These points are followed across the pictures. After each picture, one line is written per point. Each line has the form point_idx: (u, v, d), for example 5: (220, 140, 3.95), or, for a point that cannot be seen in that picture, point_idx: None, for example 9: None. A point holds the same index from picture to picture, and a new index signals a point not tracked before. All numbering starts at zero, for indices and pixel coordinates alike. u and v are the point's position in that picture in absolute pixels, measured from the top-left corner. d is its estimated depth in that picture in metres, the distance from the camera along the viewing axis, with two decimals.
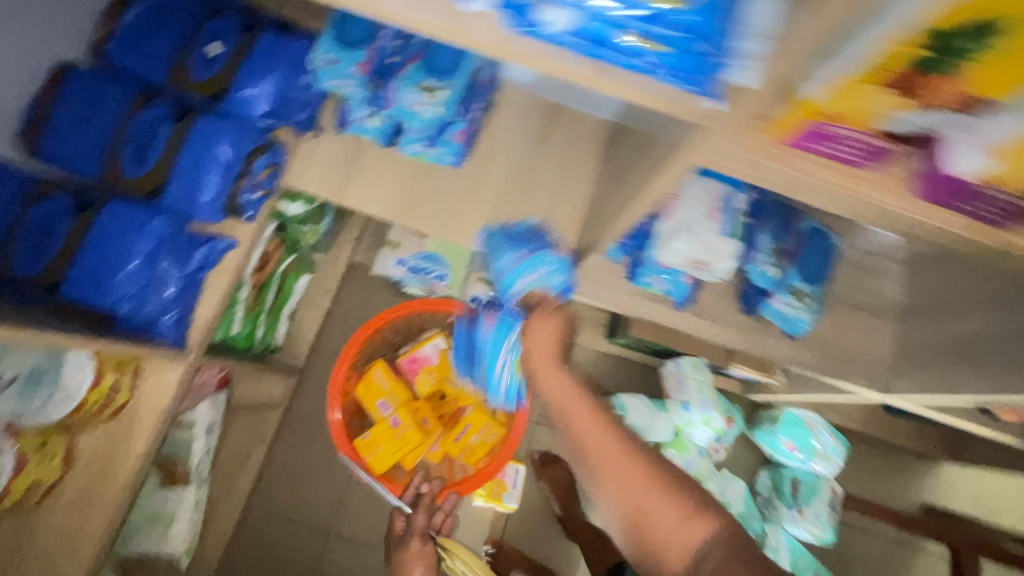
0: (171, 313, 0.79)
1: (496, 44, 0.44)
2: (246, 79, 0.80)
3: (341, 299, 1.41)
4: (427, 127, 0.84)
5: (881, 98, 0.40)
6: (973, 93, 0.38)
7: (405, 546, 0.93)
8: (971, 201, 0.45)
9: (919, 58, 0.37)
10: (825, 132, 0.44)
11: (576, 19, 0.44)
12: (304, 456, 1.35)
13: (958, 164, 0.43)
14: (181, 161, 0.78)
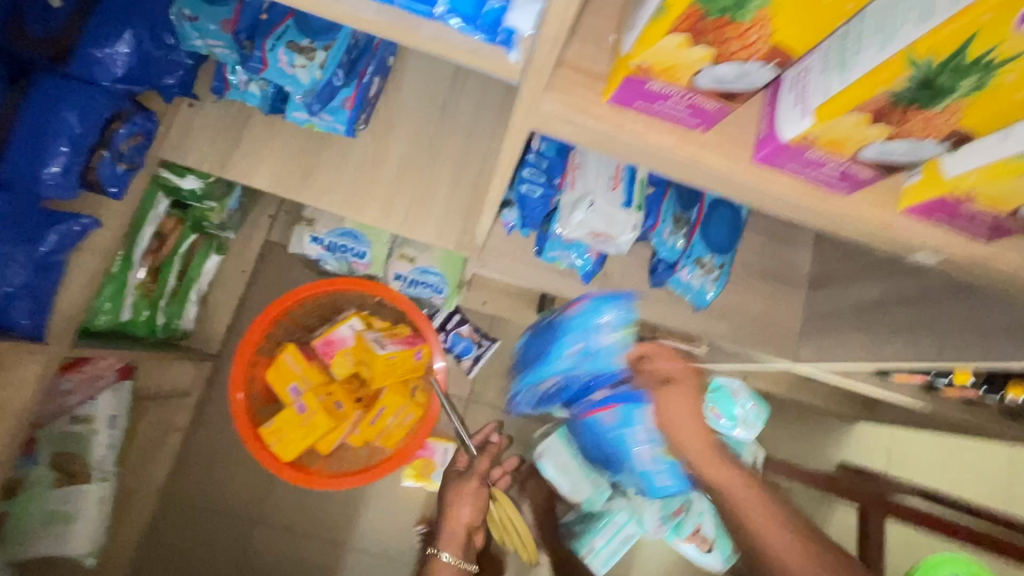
0: (21, 302, 0.67)
1: None
2: (100, 38, 0.67)
3: (258, 281, 1.30)
4: (307, 92, 0.74)
5: (689, 52, 0.33)
6: (782, 47, 0.32)
7: (463, 484, 1.07)
8: (806, 165, 0.40)
9: (703, 1, 0.29)
10: (648, 91, 0.37)
11: None
12: (217, 453, 1.24)
13: (787, 129, 0.37)
14: (20, 131, 0.65)
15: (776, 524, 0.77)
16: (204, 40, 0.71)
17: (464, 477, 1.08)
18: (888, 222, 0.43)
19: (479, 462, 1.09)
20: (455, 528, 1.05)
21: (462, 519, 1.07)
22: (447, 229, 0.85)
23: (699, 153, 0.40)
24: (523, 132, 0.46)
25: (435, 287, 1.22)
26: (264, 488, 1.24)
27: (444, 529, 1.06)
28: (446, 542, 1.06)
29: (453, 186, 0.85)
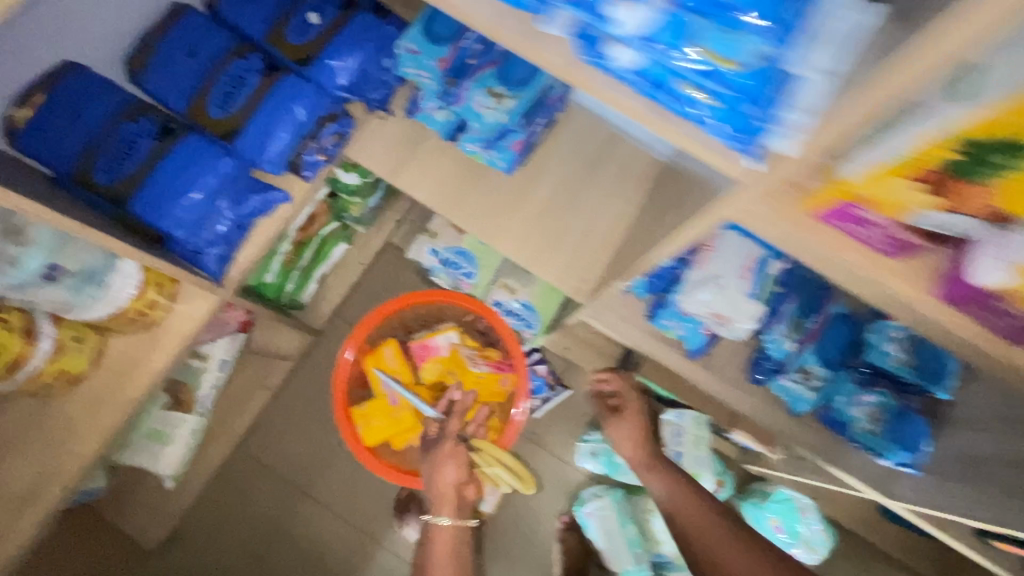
0: (216, 248, 0.79)
1: (562, 71, 0.42)
2: (337, 50, 0.80)
3: (371, 274, 1.41)
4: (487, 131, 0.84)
5: (909, 192, 0.39)
6: (1001, 208, 0.37)
7: (438, 447, 0.98)
8: (987, 311, 0.43)
9: (951, 157, 0.35)
10: (856, 214, 0.43)
11: (644, 60, 0.39)
12: (292, 419, 1.33)
13: (981, 277, 0.40)
14: (259, 113, 0.78)
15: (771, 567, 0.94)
16: (412, 71, 0.81)
17: (439, 439, 0.99)
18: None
19: (450, 422, 1.01)
20: (442, 496, 0.93)
21: (450, 480, 0.94)
22: (571, 272, 0.92)
23: (881, 274, 0.44)
24: (707, 213, 0.51)
25: (525, 321, 1.29)
26: (322, 463, 1.32)
27: (432, 496, 0.94)
28: (440, 505, 0.93)
29: (584, 237, 0.92)
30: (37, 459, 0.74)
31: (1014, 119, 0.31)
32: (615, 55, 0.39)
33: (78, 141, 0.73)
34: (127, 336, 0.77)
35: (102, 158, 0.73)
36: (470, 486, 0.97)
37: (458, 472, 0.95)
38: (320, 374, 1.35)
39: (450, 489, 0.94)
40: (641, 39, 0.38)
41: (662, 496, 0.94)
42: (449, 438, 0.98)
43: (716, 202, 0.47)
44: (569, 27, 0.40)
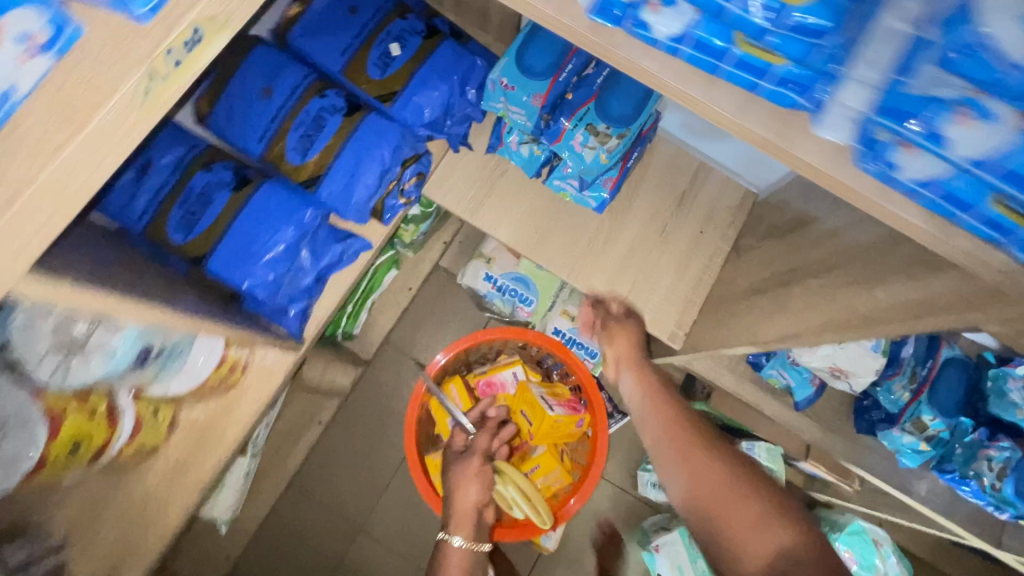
0: (297, 304, 0.73)
1: (815, 174, 0.33)
2: (421, 82, 0.73)
3: (419, 299, 1.35)
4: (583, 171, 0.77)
5: None
6: None
7: (465, 462, 0.88)
8: None
9: None
10: None
11: (950, 176, 0.29)
12: (343, 453, 1.28)
13: None
14: (342, 158, 0.71)
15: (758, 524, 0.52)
16: (502, 108, 0.75)
17: (466, 453, 0.89)
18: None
19: (479, 437, 0.92)
20: (460, 521, 0.81)
21: (471, 500, 0.83)
22: (663, 315, 0.86)
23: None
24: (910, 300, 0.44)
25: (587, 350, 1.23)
26: (375, 497, 1.27)
27: (449, 513, 0.82)
28: (457, 525, 0.81)
29: (677, 277, 0.86)
30: (111, 544, 0.67)
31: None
32: (922, 171, 0.29)
33: (149, 194, 0.67)
34: (203, 403, 0.71)
35: (178, 213, 0.67)
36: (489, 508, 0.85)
37: (482, 492, 0.85)
38: (371, 405, 1.30)
39: (471, 509, 0.82)
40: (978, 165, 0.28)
41: (679, 491, 0.59)
42: (477, 452, 0.88)
43: (940, 298, 0.41)
44: (847, 131, 0.30)
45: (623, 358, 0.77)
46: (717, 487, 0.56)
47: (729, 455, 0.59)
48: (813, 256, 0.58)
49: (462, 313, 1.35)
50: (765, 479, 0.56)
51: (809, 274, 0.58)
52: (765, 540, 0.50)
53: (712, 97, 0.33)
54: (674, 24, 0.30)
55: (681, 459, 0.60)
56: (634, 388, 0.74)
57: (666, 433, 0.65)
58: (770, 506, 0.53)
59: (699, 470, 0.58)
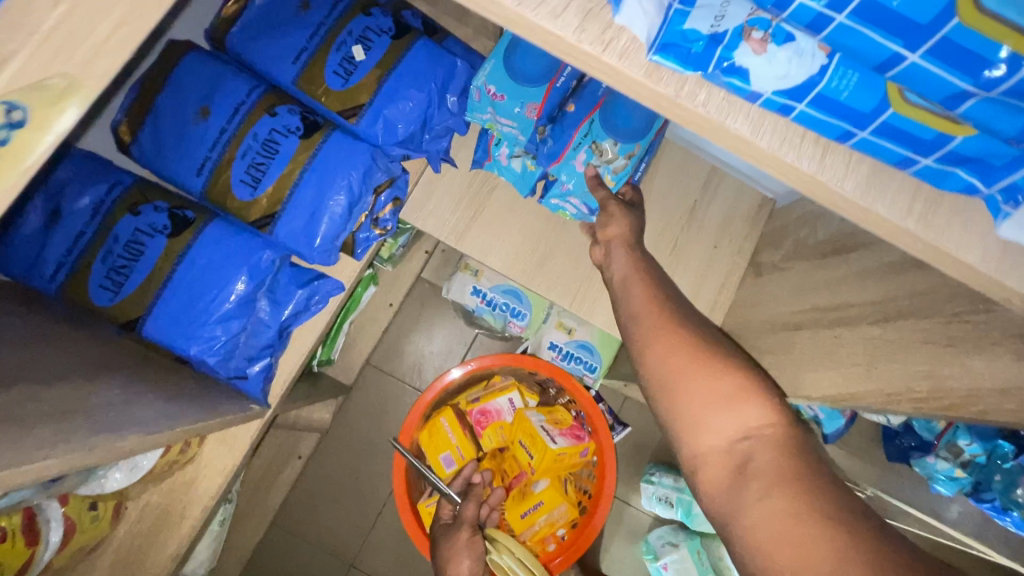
0: (258, 364, 0.61)
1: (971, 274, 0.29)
2: (393, 93, 0.62)
3: (401, 315, 1.23)
4: (581, 194, 0.67)
5: None
6: None
7: (453, 535, 0.79)
8: None
9: None
10: None
11: None
12: (327, 485, 1.18)
13: None
14: (302, 187, 0.60)
15: (738, 399, 0.43)
16: (487, 121, 0.64)
17: (455, 523, 0.81)
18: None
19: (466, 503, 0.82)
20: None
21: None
22: None
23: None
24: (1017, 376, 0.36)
25: (587, 365, 1.12)
26: (365, 530, 1.18)
27: None
28: None
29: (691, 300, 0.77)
30: None
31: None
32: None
33: (62, 248, 0.55)
34: (155, 484, 0.60)
35: (103, 267, 0.55)
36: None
37: (474, 566, 0.74)
38: (355, 433, 1.20)
39: None
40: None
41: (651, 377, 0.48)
42: (463, 522, 0.79)
43: None
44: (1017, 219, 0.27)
45: (616, 239, 0.63)
46: (686, 367, 0.46)
47: (703, 332, 0.49)
48: (867, 297, 0.50)
49: (449, 329, 1.24)
50: (740, 355, 0.47)
51: (866, 319, 0.49)
52: (735, 416, 0.42)
53: (836, 167, 0.28)
54: (796, 73, 0.25)
55: (653, 334, 0.50)
56: (626, 265, 0.60)
57: (650, 307, 0.52)
58: (747, 383, 0.43)
59: (672, 343, 0.48)
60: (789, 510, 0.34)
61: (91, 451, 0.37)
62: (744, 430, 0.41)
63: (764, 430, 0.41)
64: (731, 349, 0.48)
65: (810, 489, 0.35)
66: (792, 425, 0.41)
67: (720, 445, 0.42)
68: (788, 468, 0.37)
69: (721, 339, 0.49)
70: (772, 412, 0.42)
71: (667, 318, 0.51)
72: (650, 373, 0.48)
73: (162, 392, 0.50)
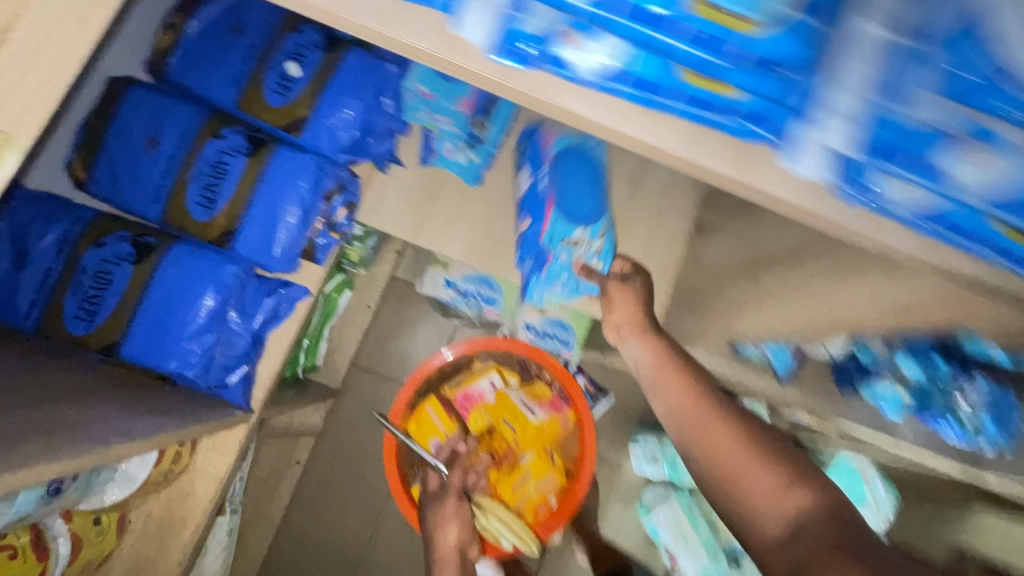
0: (236, 373, 0.65)
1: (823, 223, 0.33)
2: (331, 102, 0.65)
3: (381, 316, 1.27)
4: (573, 279, 0.73)
5: None
6: None
7: (441, 504, 0.86)
8: None
9: None
10: None
11: (940, 203, 0.30)
12: (330, 486, 1.23)
13: None
14: (255, 202, 0.63)
15: (785, 487, 0.55)
16: (427, 119, 0.69)
17: (441, 494, 0.87)
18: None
19: (452, 474, 0.89)
20: (443, 563, 0.83)
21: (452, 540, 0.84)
22: None
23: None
24: None
25: (564, 341, 1.16)
26: (372, 525, 1.23)
27: (434, 557, 0.84)
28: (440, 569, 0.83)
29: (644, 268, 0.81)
30: None
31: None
32: (914, 204, 0.30)
33: (33, 287, 0.59)
34: (152, 495, 0.64)
35: (75, 300, 0.59)
36: (473, 542, 0.86)
37: (461, 531, 0.85)
38: (350, 434, 1.24)
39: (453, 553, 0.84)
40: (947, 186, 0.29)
41: (708, 473, 0.61)
42: (450, 490, 0.87)
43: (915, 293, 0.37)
44: (832, 171, 0.30)
45: (627, 325, 0.72)
46: (740, 465, 0.58)
47: (745, 427, 0.62)
48: None
49: (430, 325, 1.29)
50: (784, 449, 0.60)
51: None
52: (787, 498, 0.54)
53: (664, 132, 0.32)
54: (608, 61, 0.30)
55: (705, 431, 0.63)
56: (646, 355, 0.71)
57: (689, 407, 0.66)
58: (789, 475, 0.56)
59: (690, 404, 0.66)
60: (838, 560, 0.46)
61: (85, 457, 0.41)
62: (795, 510, 0.53)
63: (809, 508, 0.53)
64: (780, 446, 0.60)
65: (850, 553, 0.46)
66: (833, 504, 0.53)
67: (773, 527, 0.53)
68: (833, 540, 0.48)
69: (769, 438, 0.61)
70: (817, 498, 0.54)
71: (715, 417, 0.64)
72: (700, 461, 0.62)
73: (144, 406, 0.54)
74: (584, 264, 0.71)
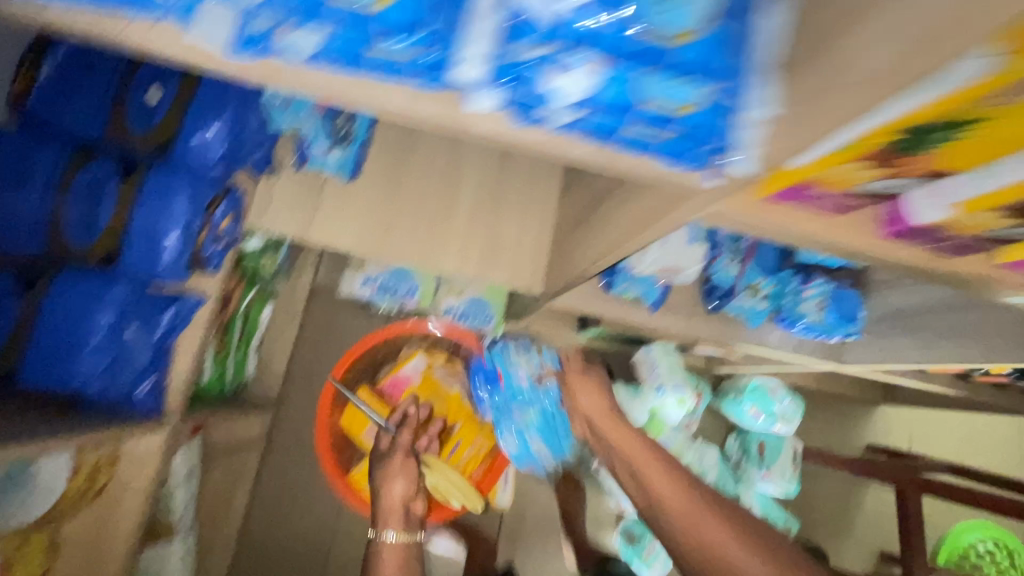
0: (145, 383, 0.71)
1: (509, 138, 0.39)
2: (196, 120, 0.70)
3: (308, 323, 1.33)
4: (537, 390, 1.02)
5: (992, 220, 0.37)
6: (942, 168, 0.34)
7: (387, 462, 0.97)
8: (925, 238, 0.41)
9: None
10: (931, 232, 0.40)
11: (590, 112, 0.38)
12: (285, 495, 1.27)
13: (922, 216, 0.38)
14: (135, 222, 0.67)
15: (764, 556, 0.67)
16: (292, 124, 0.78)
17: (388, 453, 0.99)
18: (994, 274, 0.45)
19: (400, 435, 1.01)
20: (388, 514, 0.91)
21: (396, 494, 0.94)
22: (521, 270, 0.89)
23: (839, 233, 0.42)
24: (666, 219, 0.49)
25: (483, 317, 1.23)
26: (330, 524, 1.27)
27: (379, 511, 0.92)
28: (386, 521, 0.90)
29: (523, 233, 0.90)
30: None
31: (948, 108, 0.27)
32: (571, 119, 0.38)
33: None
34: (76, 514, 0.67)
35: None
36: (417, 500, 0.95)
37: (407, 486, 0.95)
38: (295, 440, 1.29)
39: (396, 505, 0.93)
40: (578, 104, 0.37)
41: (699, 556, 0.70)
42: (399, 451, 0.99)
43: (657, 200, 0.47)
44: (501, 99, 0.37)
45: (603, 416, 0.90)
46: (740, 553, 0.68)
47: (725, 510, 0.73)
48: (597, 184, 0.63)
49: (358, 325, 1.35)
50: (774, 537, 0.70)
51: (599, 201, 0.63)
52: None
53: (387, 87, 0.37)
54: (324, 39, 0.36)
55: (689, 521, 0.72)
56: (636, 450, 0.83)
57: (674, 496, 0.75)
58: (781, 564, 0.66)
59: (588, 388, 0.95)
60: None
61: None
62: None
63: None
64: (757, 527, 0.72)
65: None
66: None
67: None
68: None
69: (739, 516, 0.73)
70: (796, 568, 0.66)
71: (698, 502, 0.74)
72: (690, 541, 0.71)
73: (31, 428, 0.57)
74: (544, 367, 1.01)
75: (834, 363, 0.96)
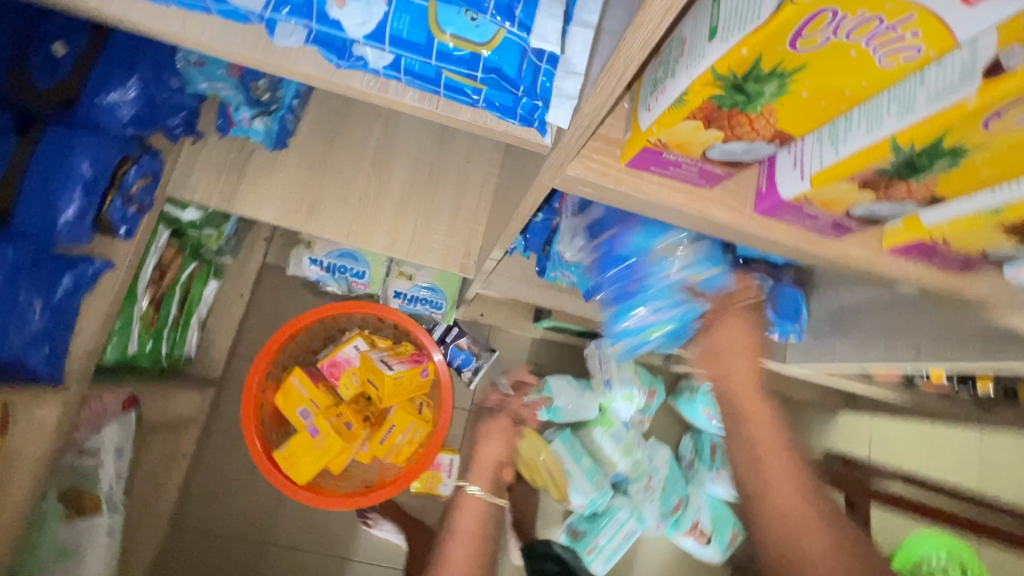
0: (41, 349, 0.67)
1: (327, 80, 0.44)
2: (106, 82, 0.67)
3: (256, 302, 1.31)
4: (680, 296, 0.71)
5: (854, 194, 0.36)
6: (784, 131, 0.34)
7: (492, 419, 1.01)
8: (797, 216, 0.41)
9: (888, 165, 0.33)
10: (801, 210, 0.40)
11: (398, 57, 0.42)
12: (226, 475, 1.26)
13: (787, 187, 0.38)
14: (30, 182, 0.65)
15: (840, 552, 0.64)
16: (210, 85, 0.75)
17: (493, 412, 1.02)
18: (872, 260, 0.44)
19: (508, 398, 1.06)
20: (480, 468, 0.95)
21: (491, 454, 0.97)
22: (453, 251, 0.85)
23: (708, 208, 0.42)
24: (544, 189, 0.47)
25: (432, 303, 1.21)
26: (269, 506, 1.26)
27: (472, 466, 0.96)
28: (475, 475, 0.94)
29: (458, 212, 0.87)
30: None
31: (758, 52, 0.27)
32: (386, 64, 0.42)
33: None
34: None
35: None
36: (506, 469, 0.99)
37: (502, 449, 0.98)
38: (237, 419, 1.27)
39: (488, 464, 0.96)
40: (378, 38, 0.41)
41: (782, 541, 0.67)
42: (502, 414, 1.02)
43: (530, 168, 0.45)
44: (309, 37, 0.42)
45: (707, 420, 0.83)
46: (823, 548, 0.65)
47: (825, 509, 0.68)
48: None
49: (307, 306, 1.32)
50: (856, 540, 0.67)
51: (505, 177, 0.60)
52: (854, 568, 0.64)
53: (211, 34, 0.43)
54: None
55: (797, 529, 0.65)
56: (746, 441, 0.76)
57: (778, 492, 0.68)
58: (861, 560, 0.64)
59: (732, 327, 0.71)
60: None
61: None
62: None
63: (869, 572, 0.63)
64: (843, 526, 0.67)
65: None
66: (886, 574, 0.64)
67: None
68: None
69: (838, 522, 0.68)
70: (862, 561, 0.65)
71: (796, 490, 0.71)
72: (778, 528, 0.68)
73: None
74: (695, 283, 0.69)
75: (776, 362, 0.93)
